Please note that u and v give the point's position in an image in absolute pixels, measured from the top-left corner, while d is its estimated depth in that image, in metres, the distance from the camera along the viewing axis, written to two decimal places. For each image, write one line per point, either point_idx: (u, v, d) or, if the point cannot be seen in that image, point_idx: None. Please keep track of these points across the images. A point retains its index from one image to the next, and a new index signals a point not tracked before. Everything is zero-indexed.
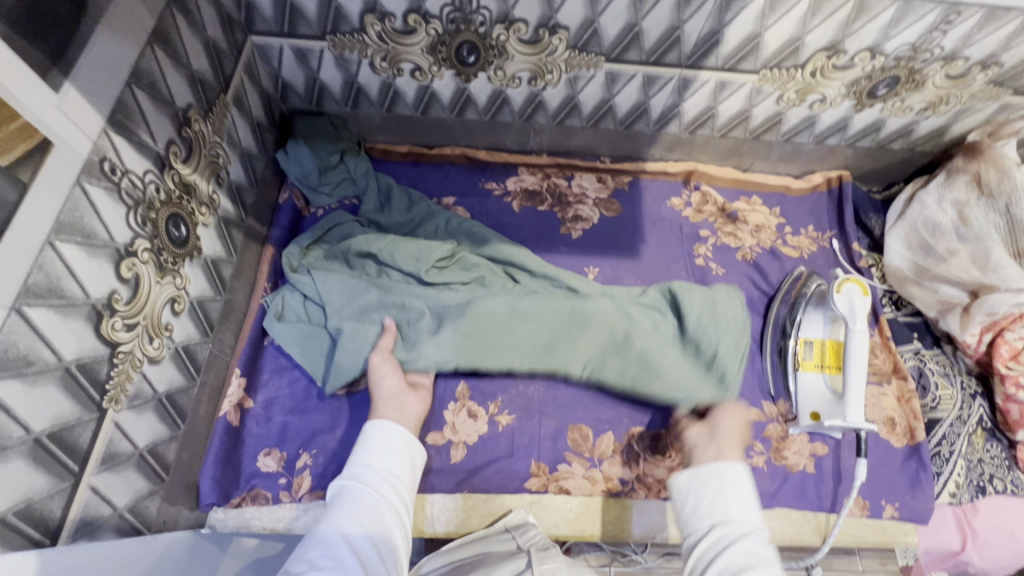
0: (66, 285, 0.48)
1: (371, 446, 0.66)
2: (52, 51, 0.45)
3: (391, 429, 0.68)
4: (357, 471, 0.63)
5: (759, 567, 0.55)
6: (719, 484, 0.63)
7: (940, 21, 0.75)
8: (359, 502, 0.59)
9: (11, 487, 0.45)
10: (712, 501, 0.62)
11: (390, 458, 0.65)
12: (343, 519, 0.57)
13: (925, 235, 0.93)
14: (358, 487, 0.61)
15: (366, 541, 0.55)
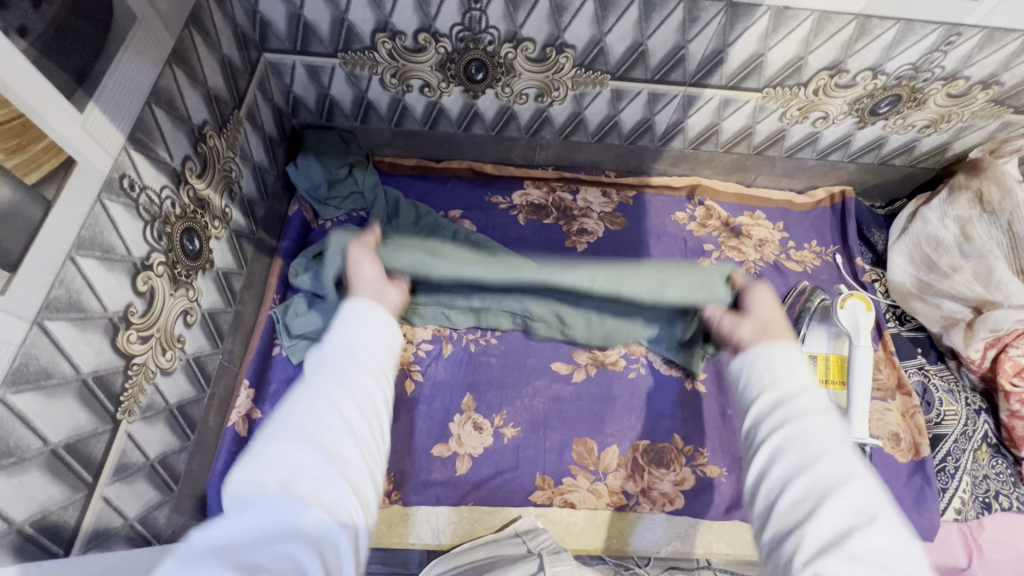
0: (86, 299, 0.49)
1: (354, 318, 0.50)
2: (78, 73, 0.47)
3: (384, 317, 0.51)
4: (340, 343, 0.47)
5: (835, 458, 0.41)
6: (784, 354, 0.49)
7: (940, 42, 0.76)
8: (346, 377, 0.45)
9: (29, 498, 0.45)
10: (769, 366, 0.48)
11: (375, 331, 0.49)
12: (326, 397, 0.43)
13: (928, 251, 0.94)
14: (342, 360, 0.46)
15: (354, 427, 0.42)
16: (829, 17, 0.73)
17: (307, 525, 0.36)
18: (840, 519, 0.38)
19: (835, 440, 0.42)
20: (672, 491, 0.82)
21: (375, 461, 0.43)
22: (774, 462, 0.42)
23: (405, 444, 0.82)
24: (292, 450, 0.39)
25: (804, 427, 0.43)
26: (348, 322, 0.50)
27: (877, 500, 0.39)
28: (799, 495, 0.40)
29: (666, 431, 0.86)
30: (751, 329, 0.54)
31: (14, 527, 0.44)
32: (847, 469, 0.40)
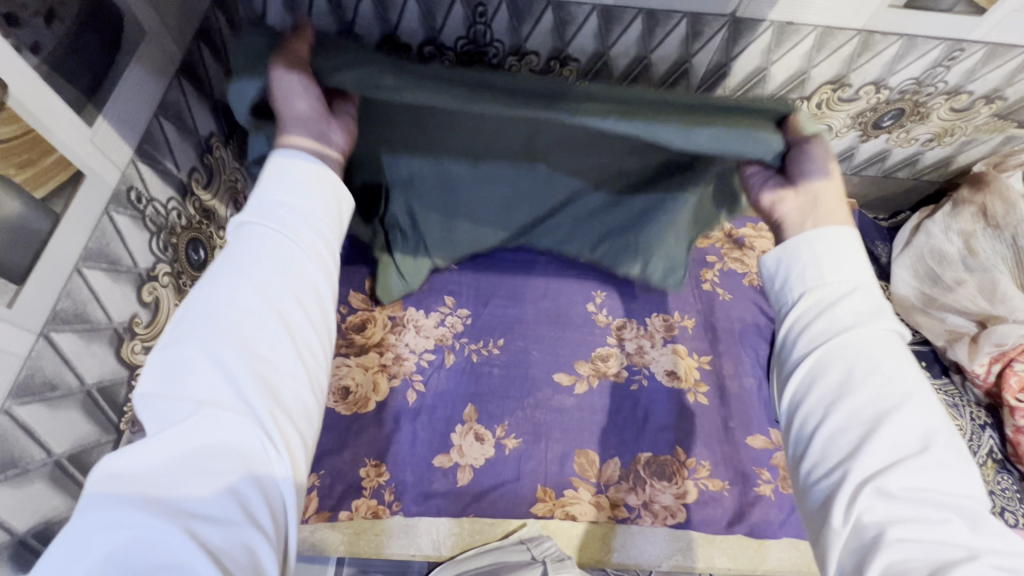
0: (91, 310, 0.50)
1: (281, 182, 0.47)
2: (88, 89, 0.47)
3: (314, 173, 0.48)
4: (264, 214, 0.45)
5: (879, 376, 0.44)
6: (834, 246, 0.50)
7: (943, 57, 0.76)
8: (272, 258, 0.43)
9: (32, 508, 0.46)
10: (825, 261, 0.50)
11: (299, 195, 0.47)
12: (251, 286, 0.41)
13: (932, 265, 0.93)
14: (266, 238, 0.44)
15: (288, 314, 0.42)
16: (832, 33, 0.74)
17: (242, 443, 0.36)
18: (893, 446, 0.41)
19: (885, 364, 0.44)
20: (673, 504, 0.81)
21: (316, 341, 0.44)
22: (820, 379, 0.46)
23: (406, 455, 0.83)
24: (209, 350, 0.38)
25: (844, 344, 0.46)
26: (276, 187, 0.47)
27: (930, 423, 0.42)
28: (845, 421, 0.43)
29: (668, 443, 0.86)
30: (797, 205, 0.54)
31: (16, 538, 0.44)
32: (886, 387, 0.43)
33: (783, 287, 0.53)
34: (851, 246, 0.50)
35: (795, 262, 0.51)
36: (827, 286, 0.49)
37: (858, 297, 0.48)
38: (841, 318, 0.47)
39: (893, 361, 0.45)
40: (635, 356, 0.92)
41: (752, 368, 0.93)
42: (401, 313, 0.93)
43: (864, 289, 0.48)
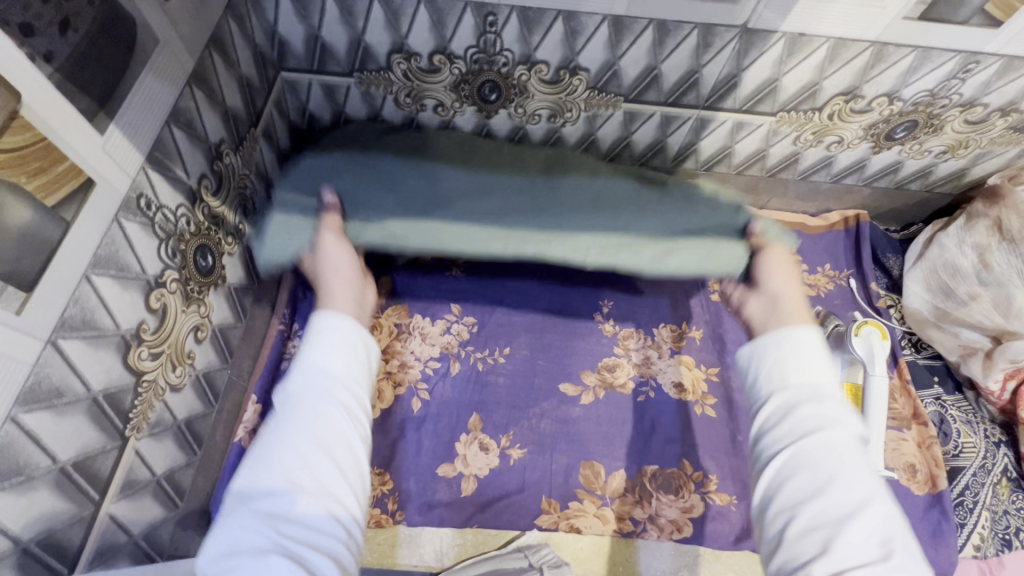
0: (99, 317, 0.50)
1: (317, 342, 0.53)
2: (100, 98, 0.48)
3: (349, 328, 0.55)
4: (309, 376, 0.51)
5: (840, 484, 0.45)
6: (798, 347, 0.54)
7: (958, 69, 0.75)
8: (309, 413, 0.48)
9: (36, 515, 0.46)
10: (797, 360, 0.53)
11: (336, 351, 0.53)
12: (290, 445, 0.46)
13: (945, 277, 0.91)
14: (303, 397, 0.49)
15: (321, 461, 0.46)
16: (845, 44, 0.73)
17: None
18: (857, 551, 0.41)
19: (848, 466, 0.46)
20: (680, 518, 0.80)
21: (351, 485, 0.47)
22: (783, 489, 0.46)
23: (411, 464, 0.82)
24: (256, 513, 0.42)
25: (815, 448, 0.47)
26: (310, 352, 0.53)
27: (888, 531, 0.43)
28: (810, 523, 0.44)
29: (675, 456, 0.85)
30: (761, 306, 0.64)
31: (20, 545, 0.44)
32: (845, 495, 0.44)
33: (755, 390, 0.54)
34: (815, 348, 0.54)
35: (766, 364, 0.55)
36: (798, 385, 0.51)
37: (827, 396, 0.50)
38: (815, 415, 0.49)
39: (867, 473, 0.47)
40: (642, 367, 0.91)
41: None
42: (406, 320, 0.92)
43: (828, 386, 0.51)
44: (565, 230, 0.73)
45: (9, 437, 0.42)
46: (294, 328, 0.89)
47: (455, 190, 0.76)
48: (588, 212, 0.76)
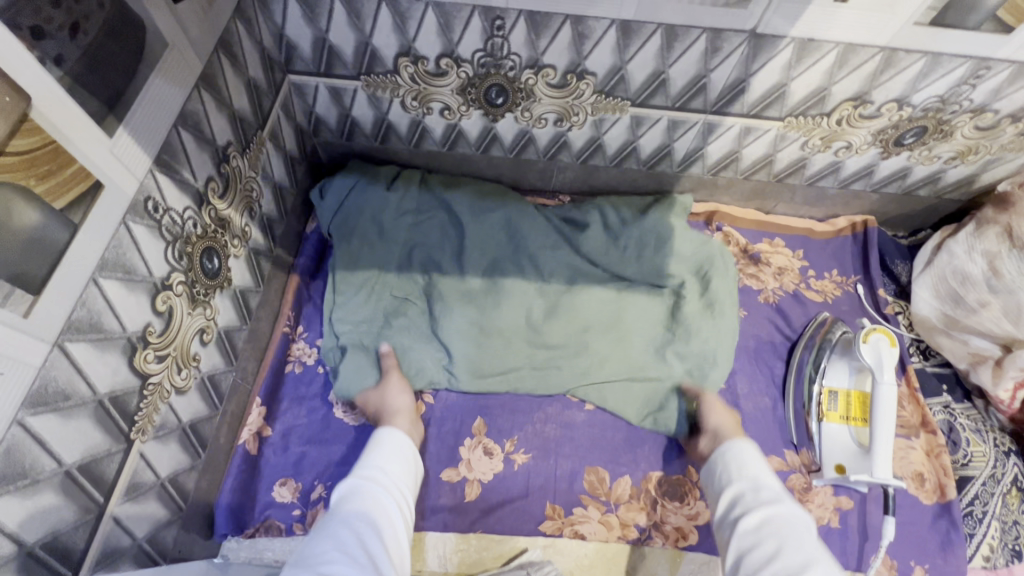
0: (105, 320, 0.50)
1: (380, 452, 0.69)
2: (108, 100, 0.48)
3: (401, 437, 0.72)
4: (373, 474, 0.66)
5: (789, 545, 0.58)
6: (735, 454, 0.72)
7: (969, 75, 0.75)
8: (365, 498, 0.62)
9: (41, 518, 0.45)
10: (736, 464, 0.70)
11: (395, 460, 0.69)
12: (347, 520, 0.58)
13: (954, 285, 0.90)
14: (362, 486, 0.63)
15: (369, 532, 0.57)
16: (854, 49, 0.72)
17: None
18: None
19: (795, 536, 0.59)
20: (685, 526, 0.80)
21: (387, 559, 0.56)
22: (750, 556, 0.59)
23: None
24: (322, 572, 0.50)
25: (762, 528, 0.61)
26: (367, 457, 0.69)
27: None
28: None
29: (681, 463, 0.85)
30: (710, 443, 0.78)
31: (24, 549, 0.44)
32: (797, 553, 0.57)
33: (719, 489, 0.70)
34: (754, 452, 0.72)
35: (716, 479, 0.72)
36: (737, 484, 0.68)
37: (767, 485, 0.66)
38: (759, 503, 0.64)
39: (811, 539, 0.59)
40: None
41: (768, 387, 0.92)
42: None
43: (767, 480, 0.68)
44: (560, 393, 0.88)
45: (15, 440, 0.42)
46: (298, 331, 0.90)
47: (456, 342, 0.88)
48: (561, 352, 0.90)
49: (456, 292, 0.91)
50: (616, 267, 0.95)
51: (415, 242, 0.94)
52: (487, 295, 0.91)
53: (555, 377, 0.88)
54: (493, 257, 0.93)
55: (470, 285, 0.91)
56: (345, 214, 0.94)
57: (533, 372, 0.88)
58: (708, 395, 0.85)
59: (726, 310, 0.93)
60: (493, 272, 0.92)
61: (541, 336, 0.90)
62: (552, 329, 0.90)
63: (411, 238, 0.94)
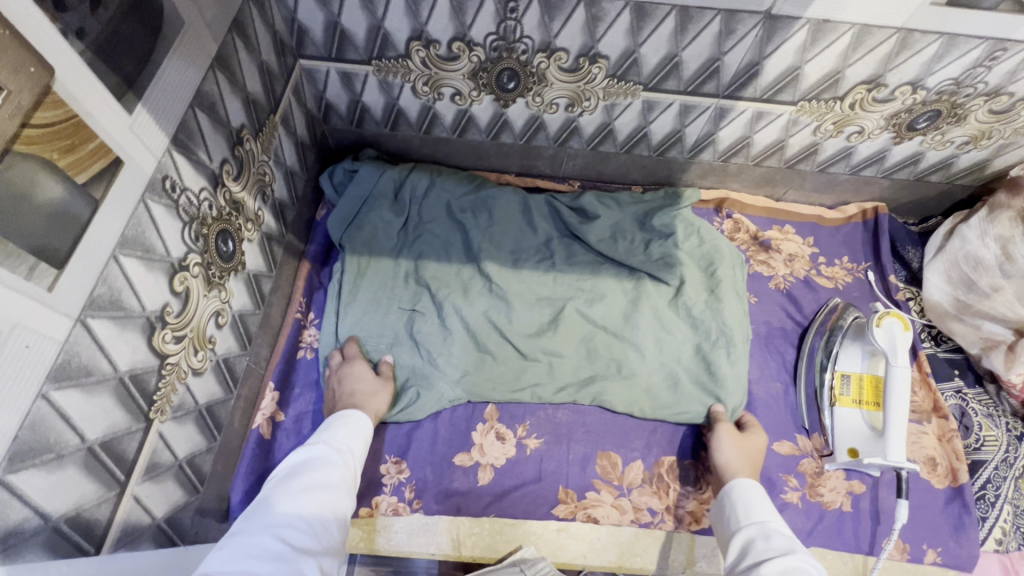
0: (126, 297, 0.50)
1: (343, 428, 0.70)
2: (129, 77, 0.48)
3: (363, 422, 0.73)
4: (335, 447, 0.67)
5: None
6: (742, 495, 0.70)
7: (984, 57, 0.74)
8: (321, 470, 0.63)
9: (64, 493, 0.45)
10: (742, 506, 0.69)
11: (356, 437, 0.71)
12: (306, 489, 0.59)
13: (967, 270, 0.89)
14: (321, 457, 0.64)
15: (330, 505, 0.59)
16: (869, 31, 0.72)
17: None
18: None
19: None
20: (698, 510, 0.81)
21: (340, 535, 0.58)
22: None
23: (427, 453, 0.83)
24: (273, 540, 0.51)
25: (771, 567, 0.58)
26: (332, 432, 0.70)
27: None
28: None
29: (692, 448, 0.85)
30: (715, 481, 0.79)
31: (49, 523, 0.44)
32: None
33: (733, 530, 0.68)
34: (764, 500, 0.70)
35: (726, 526, 0.70)
36: (745, 526, 0.67)
37: (776, 530, 0.64)
38: (769, 547, 0.61)
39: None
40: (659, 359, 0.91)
41: (779, 373, 0.92)
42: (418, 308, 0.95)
43: (777, 525, 0.65)
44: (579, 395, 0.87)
45: (41, 414, 0.42)
46: (309, 317, 0.90)
47: (462, 356, 0.87)
48: (571, 346, 0.89)
49: (463, 300, 0.89)
50: (623, 257, 0.95)
51: (419, 250, 0.93)
52: (496, 307, 0.90)
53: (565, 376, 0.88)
54: (495, 252, 0.93)
55: (477, 293, 0.91)
56: (354, 222, 0.94)
57: (546, 373, 0.87)
58: (722, 425, 0.81)
59: (735, 297, 0.93)
60: (498, 274, 0.91)
61: (551, 345, 0.88)
62: (563, 337, 0.89)
63: (416, 245, 0.94)
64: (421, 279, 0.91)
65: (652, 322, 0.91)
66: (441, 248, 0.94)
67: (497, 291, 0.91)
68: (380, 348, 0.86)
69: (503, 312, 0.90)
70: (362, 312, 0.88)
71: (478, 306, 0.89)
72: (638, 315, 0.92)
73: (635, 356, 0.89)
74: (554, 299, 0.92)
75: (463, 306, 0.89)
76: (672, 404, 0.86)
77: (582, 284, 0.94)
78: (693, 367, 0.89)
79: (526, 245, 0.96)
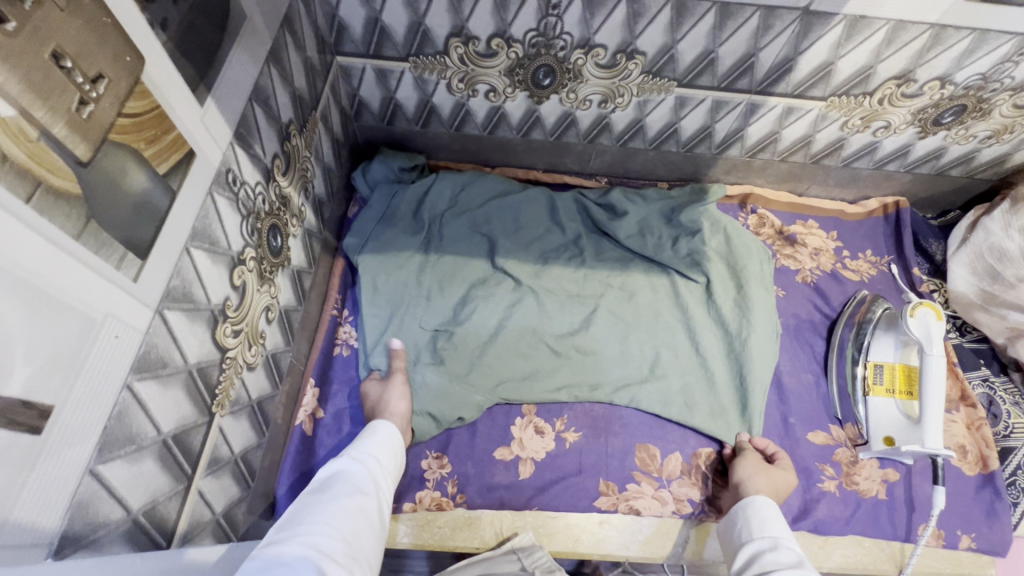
0: (195, 290, 0.50)
1: (372, 439, 0.69)
2: (201, 70, 0.48)
3: (393, 429, 0.72)
4: (363, 457, 0.66)
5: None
6: (758, 511, 0.69)
7: (1013, 52, 0.76)
8: (350, 480, 0.61)
9: (144, 486, 0.45)
10: (756, 521, 0.68)
11: (385, 446, 0.69)
12: (336, 497, 0.58)
13: (992, 261, 0.91)
14: (349, 467, 0.63)
15: (359, 513, 0.57)
16: (903, 27, 0.73)
17: None
18: None
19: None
20: None
21: (371, 543, 0.56)
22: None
23: (467, 448, 0.83)
24: (307, 543, 0.50)
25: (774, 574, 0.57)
26: (358, 442, 0.69)
27: None
28: None
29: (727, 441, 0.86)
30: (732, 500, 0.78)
31: (130, 515, 0.44)
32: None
33: (745, 534, 0.68)
34: (778, 518, 0.68)
35: (737, 540, 0.69)
36: (756, 542, 0.66)
37: (786, 544, 0.63)
38: (776, 558, 0.61)
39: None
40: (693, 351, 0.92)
41: (809, 364, 0.93)
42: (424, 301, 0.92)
43: (790, 542, 0.64)
44: (616, 389, 0.87)
45: (125, 404, 0.41)
46: (345, 314, 0.91)
47: (499, 353, 0.86)
48: (605, 338, 0.90)
49: (493, 297, 0.90)
50: (652, 253, 0.96)
51: (450, 247, 0.93)
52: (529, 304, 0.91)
53: (601, 369, 0.88)
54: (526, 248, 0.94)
55: (511, 288, 0.91)
56: (385, 220, 0.95)
57: (582, 368, 0.87)
58: (749, 453, 0.80)
59: (763, 290, 0.95)
60: (527, 270, 0.92)
61: (586, 341, 0.89)
62: (597, 331, 0.90)
63: (448, 242, 0.94)
64: (452, 277, 0.91)
65: (686, 315, 0.92)
66: (469, 247, 0.94)
67: (529, 289, 0.91)
68: (411, 344, 0.86)
69: (538, 307, 0.90)
70: (400, 309, 0.88)
71: (513, 302, 0.90)
72: (668, 309, 0.93)
73: (668, 348, 0.90)
74: (588, 295, 0.93)
75: (499, 303, 0.89)
76: (705, 396, 0.88)
77: (613, 282, 0.94)
78: (725, 360, 0.91)
79: (555, 242, 0.97)
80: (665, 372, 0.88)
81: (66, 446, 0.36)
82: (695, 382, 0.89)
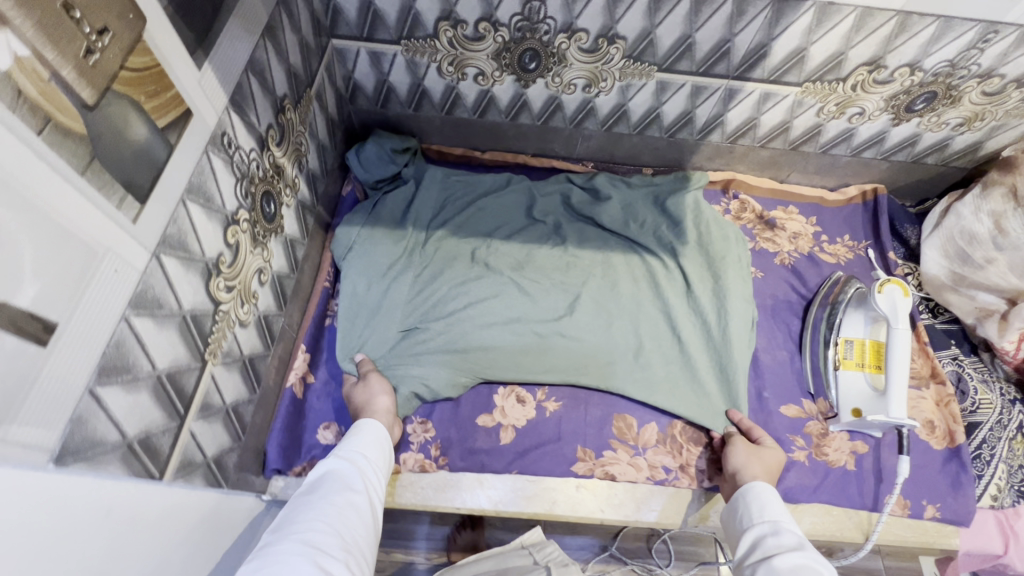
0: (190, 241, 0.54)
1: (360, 436, 0.72)
2: (199, 36, 0.52)
3: (379, 425, 0.74)
4: (352, 455, 0.68)
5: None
6: (757, 496, 0.71)
7: (978, 39, 0.79)
8: (340, 479, 0.64)
9: (138, 416, 0.49)
10: (756, 506, 0.69)
11: (374, 442, 0.72)
12: (327, 495, 0.61)
13: (962, 244, 0.94)
14: (338, 466, 0.66)
15: (352, 510, 0.60)
16: (871, 14, 0.77)
17: None
18: None
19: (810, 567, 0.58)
20: (711, 469, 0.85)
21: (365, 535, 0.59)
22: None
23: (450, 414, 0.86)
24: (303, 542, 0.53)
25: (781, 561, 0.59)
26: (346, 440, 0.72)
27: None
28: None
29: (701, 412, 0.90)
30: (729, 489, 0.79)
31: (126, 440, 0.48)
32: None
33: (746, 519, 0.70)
34: (777, 502, 0.69)
35: (738, 526, 0.71)
36: (757, 526, 0.67)
37: (787, 527, 0.64)
38: (779, 542, 0.63)
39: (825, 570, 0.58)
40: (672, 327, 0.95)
41: (785, 342, 0.97)
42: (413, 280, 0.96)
43: (789, 524, 0.66)
44: (596, 362, 0.90)
45: (122, 335, 0.45)
46: (337, 287, 0.95)
47: (483, 324, 0.90)
48: (587, 314, 0.93)
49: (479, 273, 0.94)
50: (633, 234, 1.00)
51: (440, 228, 0.98)
52: (513, 279, 0.94)
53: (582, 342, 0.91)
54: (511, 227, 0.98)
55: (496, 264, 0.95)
56: (378, 201, 1.00)
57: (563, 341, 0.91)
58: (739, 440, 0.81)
59: (741, 269, 0.98)
60: (513, 249, 0.97)
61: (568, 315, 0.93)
62: (579, 306, 0.93)
63: (439, 224, 0.99)
64: (442, 255, 0.96)
65: (665, 292, 0.96)
66: (459, 228, 0.98)
67: (514, 265, 0.95)
68: (400, 315, 0.90)
69: (522, 283, 0.94)
70: (390, 283, 0.92)
71: (498, 278, 0.94)
72: (649, 287, 0.97)
73: (647, 324, 0.94)
74: (570, 273, 0.96)
75: (484, 278, 0.93)
76: (681, 369, 0.91)
77: (596, 260, 0.98)
78: (702, 336, 0.94)
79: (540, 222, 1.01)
80: (643, 346, 0.92)
81: (47, 409, 0.38)
82: (671, 356, 0.92)
